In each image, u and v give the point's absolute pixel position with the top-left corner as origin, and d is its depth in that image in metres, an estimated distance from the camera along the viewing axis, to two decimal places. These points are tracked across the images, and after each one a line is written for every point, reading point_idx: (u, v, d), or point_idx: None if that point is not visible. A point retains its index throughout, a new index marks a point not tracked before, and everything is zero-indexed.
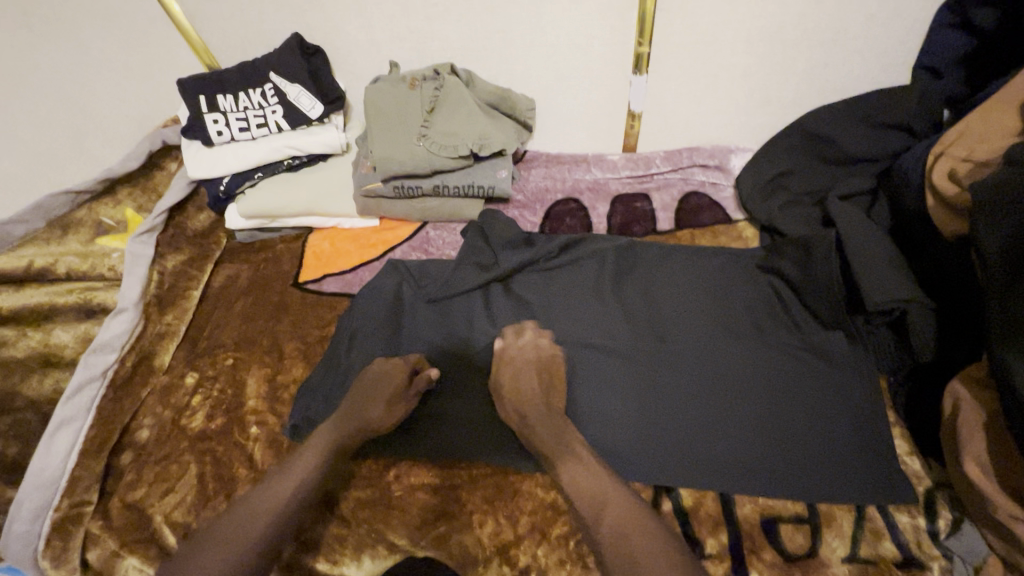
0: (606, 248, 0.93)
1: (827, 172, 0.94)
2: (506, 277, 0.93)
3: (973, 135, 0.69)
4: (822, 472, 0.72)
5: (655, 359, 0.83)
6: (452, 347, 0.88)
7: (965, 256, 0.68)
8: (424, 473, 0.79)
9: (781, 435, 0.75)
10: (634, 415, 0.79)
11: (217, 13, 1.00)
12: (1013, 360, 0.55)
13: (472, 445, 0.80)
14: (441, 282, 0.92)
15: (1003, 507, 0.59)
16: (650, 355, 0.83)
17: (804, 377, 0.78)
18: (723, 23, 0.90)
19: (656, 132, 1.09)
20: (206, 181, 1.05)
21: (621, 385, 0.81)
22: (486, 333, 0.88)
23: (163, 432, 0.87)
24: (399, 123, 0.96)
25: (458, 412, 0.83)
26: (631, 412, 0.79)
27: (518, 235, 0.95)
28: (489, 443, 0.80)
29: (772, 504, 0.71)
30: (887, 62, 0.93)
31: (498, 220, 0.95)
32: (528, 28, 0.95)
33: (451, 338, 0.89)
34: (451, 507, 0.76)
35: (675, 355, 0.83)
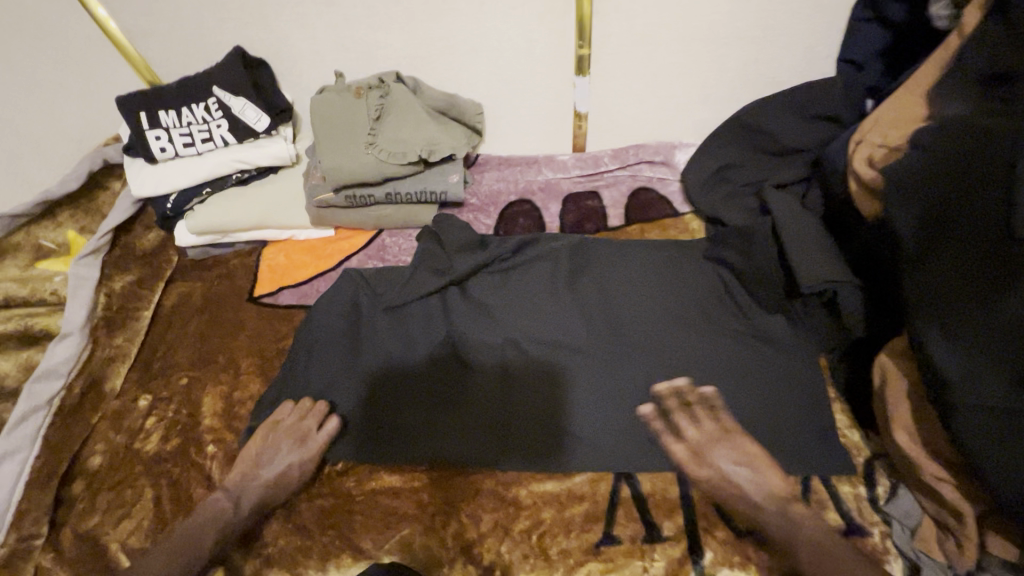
0: (558, 248, 0.95)
1: (766, 162, 0.98)
2: (462, 280, 0.93)
3: (888, 122, 0.72)
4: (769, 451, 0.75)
5: (633, 358, 0.84)
6: (422, 357, 0.88)
7: (877, 238, 0.72)
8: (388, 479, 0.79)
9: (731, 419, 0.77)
10: (627, 417, 0.80)
11: (156, 29, 0.98)
12: (929, 333, 0.58)
13: (439, 451, 0.80)
14: (397, 290, 0.92)
15: (929, 470, 0.63)
16: (623, 354, 0.85)
17: (751, 362, 0.82)
18: (656, 24, 0.93)
19: (604, 131, 1.12)
20: (153, 199, 1.04)
21: (606, 387, 0.82)
22: (466, 342, 0.88)
23: (116, 458, 0.85)
24: (347, 132, 0.96)
25: (438, 418, 0.82)
26: (623, 413, 0.80)
27: (472, 238, 0.96)
28: (459, 448, 0.80)
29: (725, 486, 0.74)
30: (815, 56, 0.98)
31: (453, 223, 0.96)
32: (470, 35, 0.97)
33: (407, 344, 0.89)
34: (416, 510, 0.76)
35: (651, 351, 0.85)
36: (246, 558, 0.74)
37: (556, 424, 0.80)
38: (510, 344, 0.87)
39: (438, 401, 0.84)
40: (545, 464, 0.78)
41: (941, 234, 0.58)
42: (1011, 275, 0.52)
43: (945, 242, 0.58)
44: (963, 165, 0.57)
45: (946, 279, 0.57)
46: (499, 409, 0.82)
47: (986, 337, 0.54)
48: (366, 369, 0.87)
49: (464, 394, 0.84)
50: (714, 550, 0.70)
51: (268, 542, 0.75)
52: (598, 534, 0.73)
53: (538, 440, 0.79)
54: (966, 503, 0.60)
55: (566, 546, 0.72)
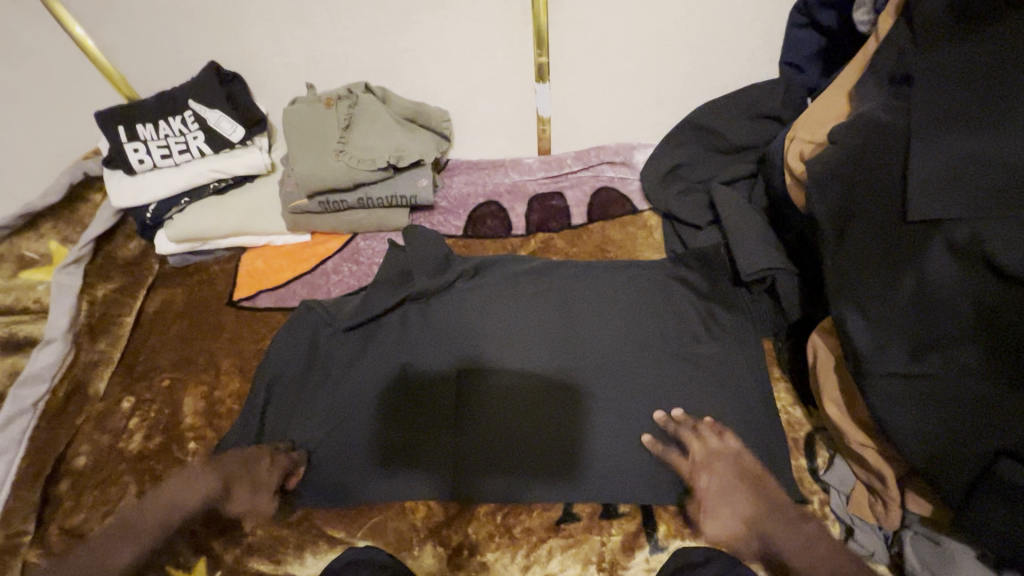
0: (519, 269, 0.96)
1: (715, 159, 1.04)
2: (423, 302, 0.94)
3: (816, 121, 0.78)
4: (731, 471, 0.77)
5: (642, 374, 0.85)
6: (428, 377, 0.88)
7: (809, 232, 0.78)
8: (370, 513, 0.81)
9: None
10: (627, 438, 0.81)
11: (132, 46, 1.03)
12: (847, 312, 0.65)
13: (415, 482, 0.80)
14: (358, 310, 0.91)
15: (854, 438, 0.68)
16: (631, 369, 0.85)
17: (707, 377, 0.83)
18: (609, 33, 0.99)
19: (567, 134, 1.17)
20: (133, 210, 1.07)
21: (617, 404, 0.83)
22: (457, 375, 0.88)
23: (101, 458, 0.89)
24: (318, 141, 1.01)
25: (448, 439, 0.82)
26: (624, 434, 0.81)
27: (435, 258, 0.95)
28: (437, 479, 0.80)
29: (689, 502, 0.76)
30: (759, 59, 1.04)
31: (420, 237, 0.95)
32: (434, 46, 1.02)
33: (371, 370, 0.88)
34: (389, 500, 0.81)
35: (659, 368, 0.85)
36: (228, 546, 0.79)
37: (569, 443, 0.81)
38: (481, 373, 0.87)
39: (406, 428, 0.84)
40: (558, 484, 0.78)
41: (850, 218, 0.66)
42: (907, 257, 0.60)
43: (857, 230, 0.65)
44: (867, 156, 0.64)
45: (860, 258, 0.64)
46: (512, 429, 0.82)
47: (891, 311, 0.61)
48: (342, 373, 0.88)
49: (437, 424, 0.84)
50: (664, 522, 0.77)
51: (249, 531, 0.80)
52: (559, 511, 0.78)
53: (522, 466, 0.80)
54: (887, 468, 0.66)
55: (526, 525, 0.77)
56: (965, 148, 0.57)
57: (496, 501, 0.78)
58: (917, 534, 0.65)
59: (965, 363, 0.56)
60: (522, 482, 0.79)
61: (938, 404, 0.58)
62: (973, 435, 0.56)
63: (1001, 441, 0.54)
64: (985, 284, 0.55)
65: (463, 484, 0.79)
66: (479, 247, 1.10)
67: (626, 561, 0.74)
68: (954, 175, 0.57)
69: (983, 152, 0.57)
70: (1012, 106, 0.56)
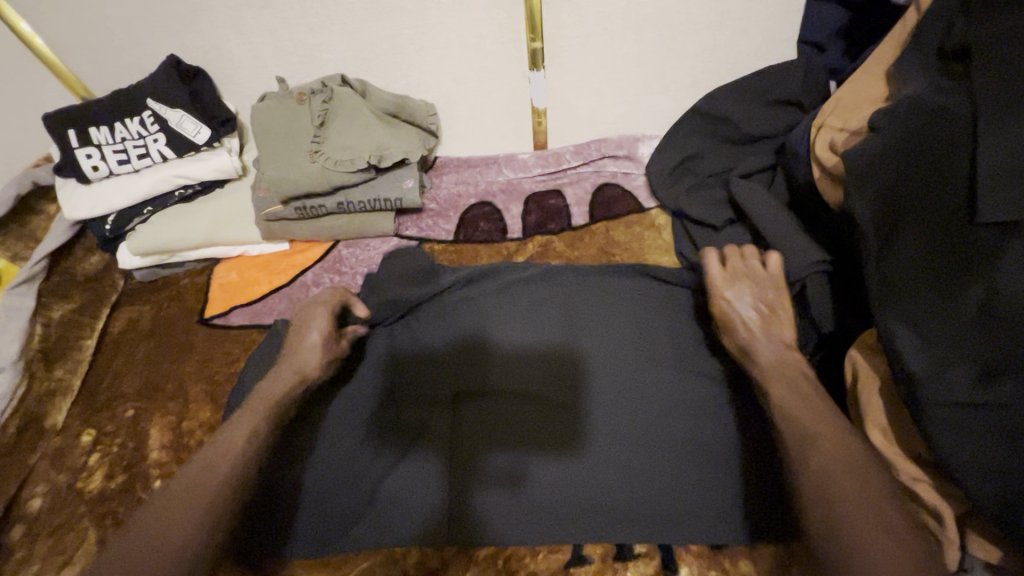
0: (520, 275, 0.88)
1: (730, 151, 0.94)
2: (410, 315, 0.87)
3: (847, 105, 0.69)
4: (750, 503, 0.70)
5: (644, 358, 0.81)
6: (420, 390, 0.81)
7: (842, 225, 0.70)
8: (358, 560, 0.70)
9: (708, 464, 0.73)
10: (638, 462, 0.73)
11: (81, 41, 0.93)
12: (895, 327, 0.56)
13: (413, 516, 0.73)
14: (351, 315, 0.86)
15: (907, 471, 0.58)
16: (641, 384, 0.79)
17: (717, 390, 0.78)
18: (610, 13, 0.89)
19: (564, 127, 1.08)
20: (89, 221, 0.97)
21: (626, 424, 0.76)
22: (453, 392, 0.80)
23: (58, 499, 0.81)
24: (290, 141, 0.92)
25: (440, 444, 0.77)
26: (636, 458, 0.74)
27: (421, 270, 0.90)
28: (438, 512, 0.73)
29: (706, 541, 0.68)
30: (774, 39, 0.94)
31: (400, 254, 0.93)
32: (415, 32, 0.92)
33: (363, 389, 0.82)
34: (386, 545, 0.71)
35: (663, 354, 0.81)
36: None
37: (577, 465, 0.74)
38: (479, 390, 0.80)
39: (401, 454, 0.77)
40: (563, 465, 0.74)
41: (899, 219, 0.56)
42: (974, 263, 0.52)
43: (908, 229, 0.56)
44: (918, 145, 0.55)
45: (913, 260, 0.55)
46: (512, 411, 0.78)
47: (953, 329, 0.53)
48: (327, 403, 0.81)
49: (434, 447, 0.77)
50: (688, 563, 0.67)
51: None
52: (568, 553, 0.69)
53: (531, 494, 0.73)
54: (945, 506, 0.55)
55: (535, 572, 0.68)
56: None
57: (497, 487, 0.73)
58: None
59: None
60: (536, 513, 0.71)
61: (1015, 442, 0.49)
62: None
63: None
64: None
65: (461, 466, 0.75)
66: (472, 253, 1.00)
67: None
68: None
69: None
70: None
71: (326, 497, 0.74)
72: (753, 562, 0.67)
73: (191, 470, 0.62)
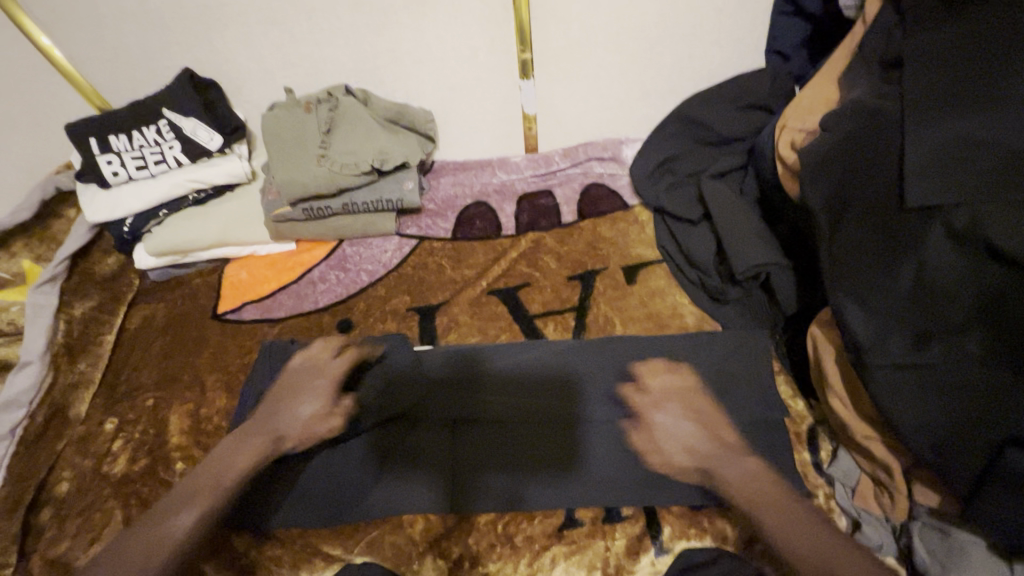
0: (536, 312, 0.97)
1: (705, 152, 1.02)
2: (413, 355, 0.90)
3: (805, 109, 0.77)
4: None
5: (631, 361, 0.86)
6: (418, 378, 0.86)
7: (800, 217, 0.78)
8: (368, 528, 0.77)
9: None
10: (623, 438, 0.80)
11: (101, 55, 0.99)
12: (845, 302, 0.63)
13: (417, 493, 0.78)
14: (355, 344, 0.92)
15: (859, 431, 0.67)
16: (630, 369, 0.85)
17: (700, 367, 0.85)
18: (593, 27, 0.97)
19: (554, 132, 1.15)
20: (108, 224, 1.03)
21: (612, 405, 0.83)
22: (452, 382, 0.86)
23: (85, 483, 0.86)
24: (297, 146, 0.98)
25: (439, 427, 0.83)
26: (620, 434, 0.80)
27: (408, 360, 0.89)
28: (440, 488, 0.79)
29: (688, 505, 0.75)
30: (744, 50, 1.02)
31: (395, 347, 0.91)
32: (415, 45, 0.99)
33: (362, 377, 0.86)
34: (394, 516, 0.77)
35: (644, 356, 0.87)
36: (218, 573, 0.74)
37: (567, 444, 0.81)
38: (476, 378, 0.87)
39: (402, 436, 0.82)
40: (552, 471, 0.79)
41: (845, 209, 0.64)
42: (907, 242, 0.59)
43: (853, 214, 0.63)
44: (858, 143, 0.63)
45: (859, 241, 0.63)
46: (505, 422, 0.83)
47: (892, 304, 0.60)
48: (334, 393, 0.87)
49: (435, 429, 0.82)
50: (671, 524, 0.74)
51: (242, 551, 0.76)
52: (561, 517, 0.76)
53: (526, 470, 0.79)
54: (894, 458, 0.65)
55: (531, 533, 0.75)
56: (958, 132, 0.56)
57: (494, 464, 0.80)
58: (924, 525, 0.65)
59: (967, 351, 0.55)
60: (530, 490, 0.78)
61: (946, 395, 0.56)
62: (985, 426, 0.54)
63: (1010, 431, 0.52)
64: (985, 267, 0.54)
65: (459, 477, 0.79)
66: (469, 249, 1.07)
67: (633, 565, 0.72)
68: (949, 158, 0.56)
69: (971, 134, 0.56)
70: (1006, 89, 0.55)
71: (336, 474, 0.80)
72: (731, 523, 0.74)
73: (181, 497, 0.72)
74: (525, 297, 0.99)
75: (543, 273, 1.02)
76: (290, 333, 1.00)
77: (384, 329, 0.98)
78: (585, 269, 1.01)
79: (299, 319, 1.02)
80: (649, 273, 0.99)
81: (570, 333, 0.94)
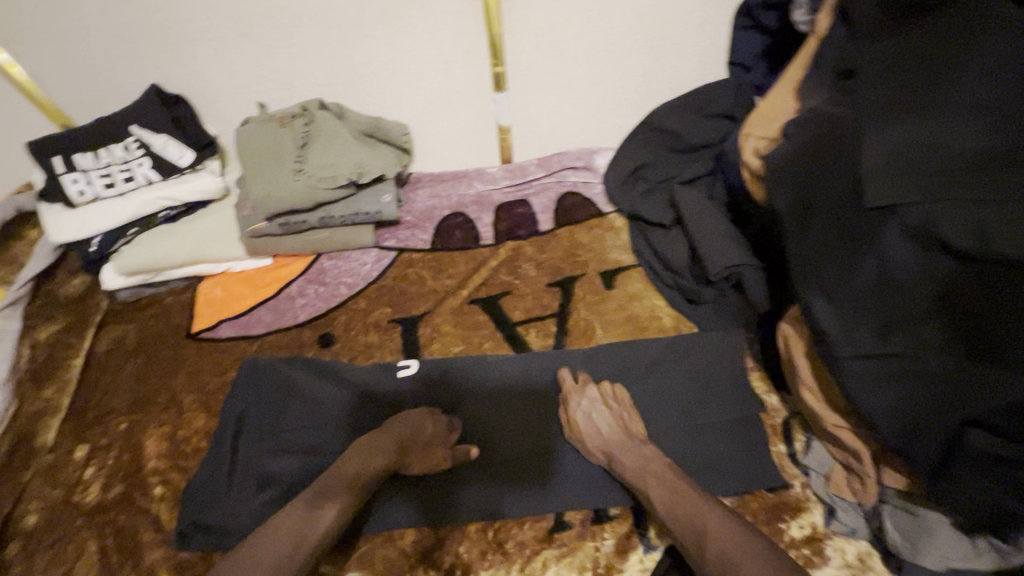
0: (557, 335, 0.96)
1: (675, 159, 1.06)
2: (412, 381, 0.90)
3: (768, 118, 0.82)
4: (710, 468, 0.79)
5: (606, 374, 0.89)
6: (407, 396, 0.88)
7: (767, 220, 0.82)
8: (361, 545, 0.77)
9: (672, 437, 0.82)
10: None
11: (63, 72, 0.97)
12: (813, 298, 0.67)
13: (406, 508, 0.79)
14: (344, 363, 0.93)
15: (830, 420, 0.71)
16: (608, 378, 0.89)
17: (675, 365, 0.89)
18: (564, 41, 1.00)
19: (528, 143, 1.17)
20: (74, 244, 1.00)
21: None
22: (440, 400, 0.88)
23: (55, 514, 0.83)
24: (272, 161, 0.98)
25: None
26: None
27: (424, 386, 0.90)
28: (431, 503, 0.79)
29: None
30: (707, 61, 1.07)
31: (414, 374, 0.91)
32: (389, 59, 1.00)
33: (350, 394, 0.89)
34: (389, 531, 0.77)
35: (615, 363, 0.90)
36: None
37: (553, 453, 0.83)
38: (463, 392, 0.89)
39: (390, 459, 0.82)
40: (537, 481, 0.81)
41: (808, 210, 0.68)
42: (864, 242, 0.62)
43: (813, 218, 0.67)
44: (815, 149, 0.67)
45: (819, 243, 0.67)
46: (491, 435, 0.85)
47: (854, 300, 0.63)
48: (319, 409, 0.87)
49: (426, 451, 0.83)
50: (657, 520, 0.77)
51: None
52: (550, 521, 0.77)
53: (516, 481, 0.81)
54: (862, 444, 0.68)
55: (520, 539, 0.76)
56: (910, 136, 0.59)
57: (477, 477, 0.81)
58: (894, 508, 0.68)
59: (928, 341, 0.58)
60: (518, 503, 0.79)
61: (908, 382, 0.60)
62: (944, 412, 0.57)
63: (964, 415, 0.55)
64: (938, 262, 0.57)
65: (445, 491, 0.80)
66: (448, 259, 1.08)
67: (623, 563, 0.74)
68: (903, 160, 0.59)
69: (926, 139, 0.58)
70: (952, 95, 0.58)
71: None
72: None
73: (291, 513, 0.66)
74: (506, 304, 1.01)
75: (523, 280, 1.04)
76: (269, 349, 0.99)
77: (367, 342, 0.98)
78: (565, 276, 1.03)
79: (278, 334, 1.00)
80: (626, 278, 1.02)
81: (552, 339, 0.96)
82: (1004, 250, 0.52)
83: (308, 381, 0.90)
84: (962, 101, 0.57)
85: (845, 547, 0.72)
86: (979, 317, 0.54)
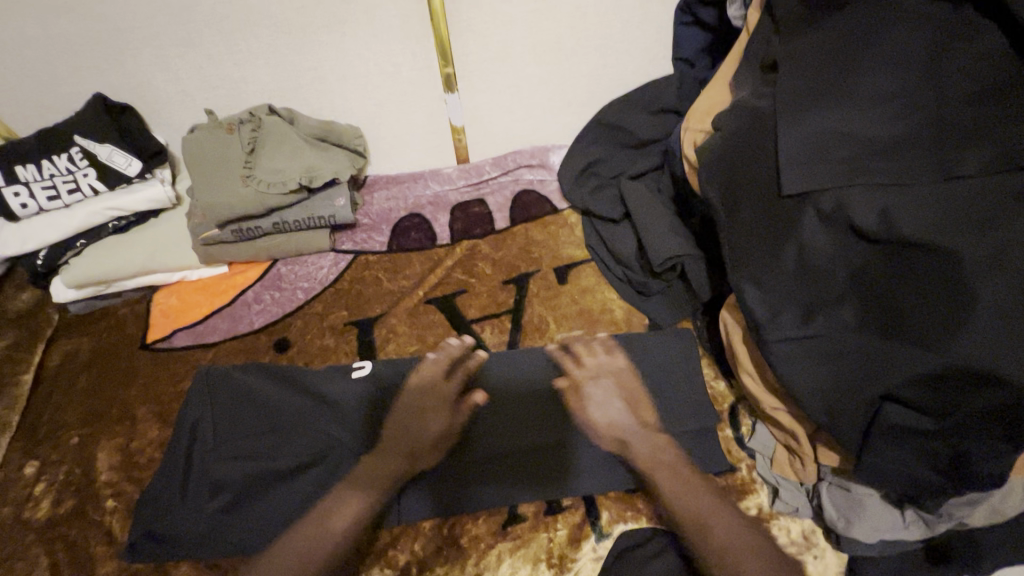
0: (514, 333, 0.97)
1: (626, 154, 1.08)
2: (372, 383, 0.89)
3: (703, 112, 0.84)
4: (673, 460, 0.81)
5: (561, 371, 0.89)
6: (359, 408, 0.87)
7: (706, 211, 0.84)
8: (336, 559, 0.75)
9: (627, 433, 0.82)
10: (565, 444, 0.82)
11: (3, 84, 0.95)
12: (745, 285, 0.68)
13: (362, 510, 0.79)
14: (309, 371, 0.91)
15: (767, 403, 0.73)
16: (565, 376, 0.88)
17: (632, 358, 0.89)
18: (511, 41, 1.01)
19: (483, 143, 1.18)
20: (21, 258, 1.00)
21: (551, 416, 0.84)
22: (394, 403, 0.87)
23: (4, 531, 0.82)
24: (221, 169, 0.97)
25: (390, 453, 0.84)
26: (565, 442, 0.82)
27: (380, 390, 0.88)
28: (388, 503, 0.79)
29: (621, 494, 0.79)
30: (653, 57, 1.09)
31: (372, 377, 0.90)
32: (337, 63, 1.00)
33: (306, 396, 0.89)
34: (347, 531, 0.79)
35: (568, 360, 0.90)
36: None
37: (509, 450, 0.82)
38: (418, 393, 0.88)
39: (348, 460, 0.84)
40: (491, 476, 0.80)
41: (738, 201, 0.70)
42: (786, 227, 0.64)
43: (742, 205, 0.69)
44: (742, 139, 0.69)
45: (751, 230, 0.68)
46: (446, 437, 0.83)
47: (783, 285, 0.65)
48: (274, 413, 0.87)
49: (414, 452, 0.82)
50: (609, 508, 0.79)
51: None
52: (505, 515, 0.78)
53: (471, 480, 0.80)
54: (798, 425, 0.71)
55: (477, 535, 0.77)
56: (822, 126, 0.62)
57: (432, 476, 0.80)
58: (831, 484, 0.71)
59: (846, 320, 0.61)
60: (476, 502, 0.79)
61: (830, 361, 0.62)
62: (864, 387, 0.60)
63: (882, 389, 0.59)
64: (850, 244, 0.60)
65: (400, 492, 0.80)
66: (405, 260, 1.09)
67: (575, 553, 0.75)
68: (815, 150, 0.62)
69: (836, 128, 0.61)
70: (859, 88, 0.61)
71: (297, 489, 0.81)
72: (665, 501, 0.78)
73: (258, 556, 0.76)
74: (461, 303, 1.02)
75: (479, 278, 1.05)
76: (225, 357, 0.98)
77: (323, 345, 0.98)
78: (520, 273, 1.05)
79: (234, 341, 1.00)
80: (580, 272, 1.04)
81: (506, 335, 0.97)
82: (905, 233, 0.56)
83: (266, 390, 0.89)
84: (867, 93, 0.60)
85: (788, 526, 0.76)
86: (894, 297, 0.58)
